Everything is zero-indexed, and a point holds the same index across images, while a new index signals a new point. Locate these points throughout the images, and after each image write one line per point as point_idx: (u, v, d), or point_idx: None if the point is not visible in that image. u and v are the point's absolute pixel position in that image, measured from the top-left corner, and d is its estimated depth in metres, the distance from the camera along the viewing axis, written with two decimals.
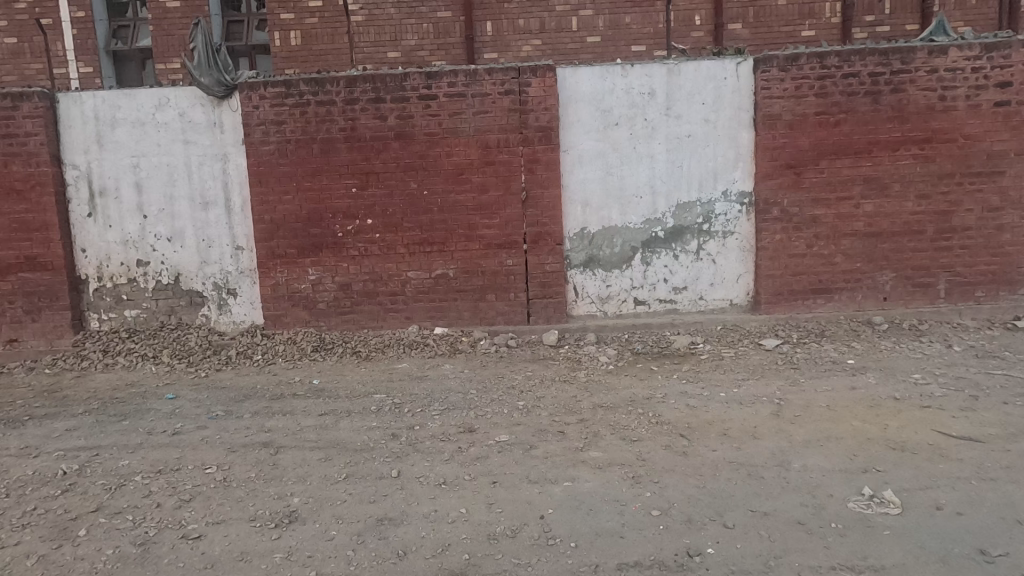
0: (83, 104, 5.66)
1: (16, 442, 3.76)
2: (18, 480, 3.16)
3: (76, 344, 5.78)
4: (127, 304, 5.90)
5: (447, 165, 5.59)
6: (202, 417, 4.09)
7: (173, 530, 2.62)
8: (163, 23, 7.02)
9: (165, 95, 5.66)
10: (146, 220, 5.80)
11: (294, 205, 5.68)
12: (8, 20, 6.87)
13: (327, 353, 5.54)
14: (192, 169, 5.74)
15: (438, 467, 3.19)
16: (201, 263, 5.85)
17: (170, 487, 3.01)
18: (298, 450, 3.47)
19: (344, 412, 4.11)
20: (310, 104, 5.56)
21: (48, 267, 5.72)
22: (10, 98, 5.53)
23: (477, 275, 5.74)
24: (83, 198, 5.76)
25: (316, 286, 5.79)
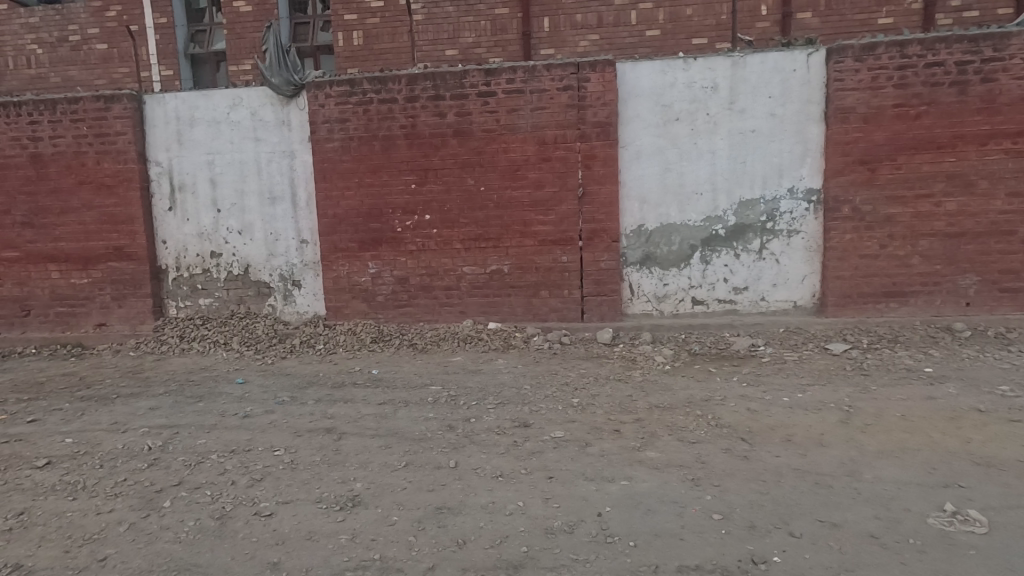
0: (166, 105, 6.04)
1: (106, 417, 4.07)
2: (110, 453, 3.42)
3: (156, 330, 6.19)
4: (202, 292, 6.26)
5: (504, 161, 5.63)
6: (269, 402, 4.31)
7: (247, 507, 2.77)
8: (236, 26, 7.38)
9: (239, 95, 5.97)
10: (220, 214, 6.13)
11: (356, 200, 5.87)
12: (99, 27, 7.40)
13: (384, 345, 5.71)
14: (262, 165, 6.03)
15: (495, 459, 3.23)
16: (269, 255, 6.14)
17: (243, 467, 3.19)
18: (360, 437, 3.59)
19: (401, 402, 4.22)
20: (373, 102, 5.72)
21: (133, 257, 6.14)
22: (103, 100, 5.96)
23: (531, 271, 5.76)
24: (164, 193, 6.15)
25: (375, 279, 5.97)
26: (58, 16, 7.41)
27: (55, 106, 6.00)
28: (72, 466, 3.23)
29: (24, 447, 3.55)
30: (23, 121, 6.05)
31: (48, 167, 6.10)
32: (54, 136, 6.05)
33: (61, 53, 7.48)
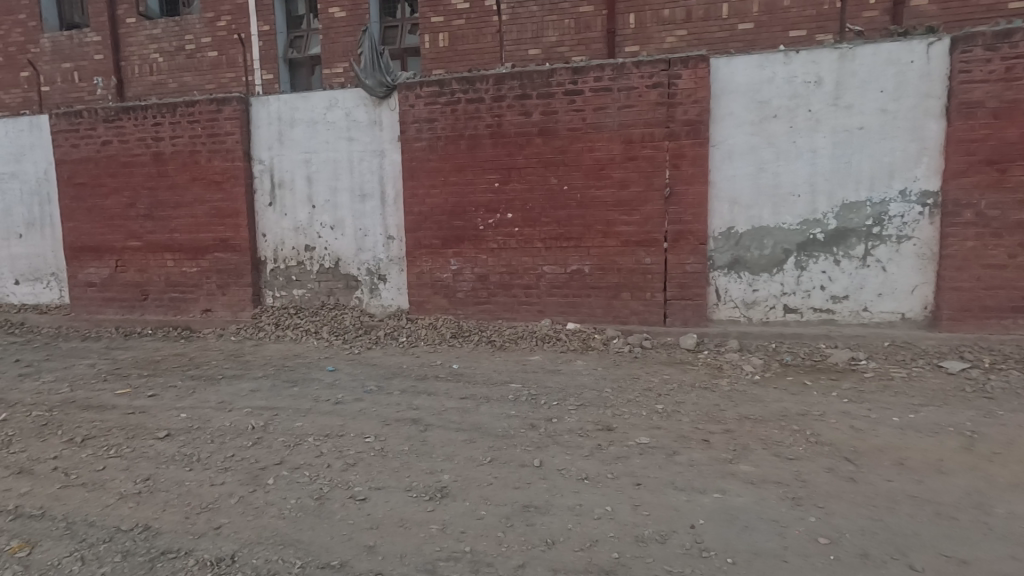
0: (269, 107, 6.45)
1: (214, 396, 4.40)
2: (219, 429, 3.68)
3: (255, 317, 6.63)
4: (296, 283, 6.64)
5: (589, 160, 5.56)
6: (358, 390, 4.49)
7: (342, 490, 2.89)
8: (331, 32, 7.75)
9: (335, 96, 6.27)
10: (314, 210, 6.47)
11: (441, 198, 6.00)
12: (211, 36, 8.01)
13: (464, 340, 5.81)
14: (354, 164, 6.30)
15: (579, 461, 3.19)
16: (357, 250, 6.41)
17: (337, 451, 3.34)
18: (444, 430, 3.67)
19: (482, 398, 4.27)
20: (461, 101, 5.83)
21: (236, 248, 6.60)
22: (215, 103, 6.45)
23: (613, 273, 5.66)
24: (265, 190, 6.58)
25: (456, 275, 6.08)
26: (176, 27, 8.11)
27: (175, 109, 6.57)
28: (187, 440, 3.51)
29: (146, 419, 3.89)
30: (147, 123, 6.66)
31: (168, 165, 6.68)
32: (173, 136, 6.61)
33: (178, 61, 8.16)
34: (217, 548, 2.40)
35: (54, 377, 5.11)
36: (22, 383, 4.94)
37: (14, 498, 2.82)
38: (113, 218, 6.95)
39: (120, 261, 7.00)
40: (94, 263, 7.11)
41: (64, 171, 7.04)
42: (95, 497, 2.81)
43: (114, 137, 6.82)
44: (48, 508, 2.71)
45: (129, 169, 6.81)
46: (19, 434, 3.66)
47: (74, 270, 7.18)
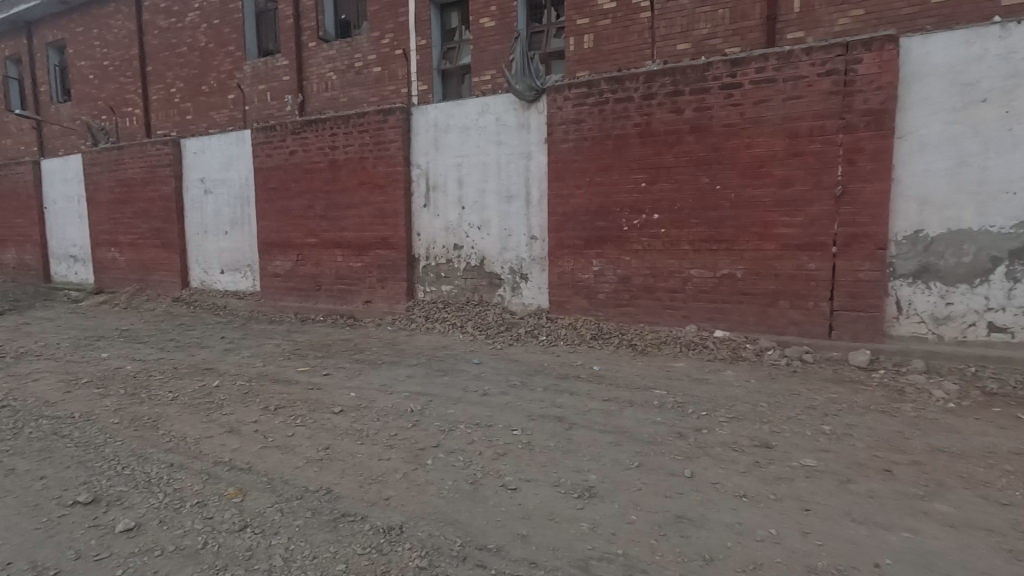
0: (427, 115, 6.95)
1: (376, 378, 4.86)
2: (382, 410, 4.04)
3: (408, 309, 7.18)
4: (444, 280, 7.07)
5: (746, 157, 5.19)
6: (502, 384, 4.65)
7: (494, 478, 3.01)
8: (481, 41, 8.13)
9: (487, 102, 6.56)
10: (464, 211, 6.84)
11: (585, 199, 6.01)
12: (377, 54, 8.83)
13: (604, 342, 5.77)
14: (502, 166, 6.55)
15: (735, 477, 3.00)
16: (502, 249, 6.66)
17: (487, 440, 3.50)
18: (588, 430, 3.66)
19: (626, 401, 4.19)
20: (609, 101, 5.78)
21: (394, 246, 7.20)
22: (382, 113, 7.10)
23: (769, 278, 5.23)
24: (421, 192, 7.09)
25: (598, 276, 6.04)
26: (348, 47, 9.05)
27: (348, 120, 7.34)
28: (357, 416, 3.91)
29: (322, 394, 4.40)
30: (326, 134, 7.54)
31: (341, 170, 7.49)
32: (346, 144, 7.40)
33: (349, 77, 9.11)
34: (387, 517, 2.62)
35: (250, 353, 5.99)
36: (228, 356, 5.86)
37: (228, 451, 3.34)
38: (296, 217, 7.96)
39: (300, 255, 8.00)
40: (279, 257, 8.21)
41: (260, 178, 8.23)
42: (287, 459, 3.23)
43: (299, 147, 7.81)
44: (253, 464, 3.17)
45: (310, 175, 7.76)
46: (228, 398, 4.34)
47: (264, 263, 8.36)
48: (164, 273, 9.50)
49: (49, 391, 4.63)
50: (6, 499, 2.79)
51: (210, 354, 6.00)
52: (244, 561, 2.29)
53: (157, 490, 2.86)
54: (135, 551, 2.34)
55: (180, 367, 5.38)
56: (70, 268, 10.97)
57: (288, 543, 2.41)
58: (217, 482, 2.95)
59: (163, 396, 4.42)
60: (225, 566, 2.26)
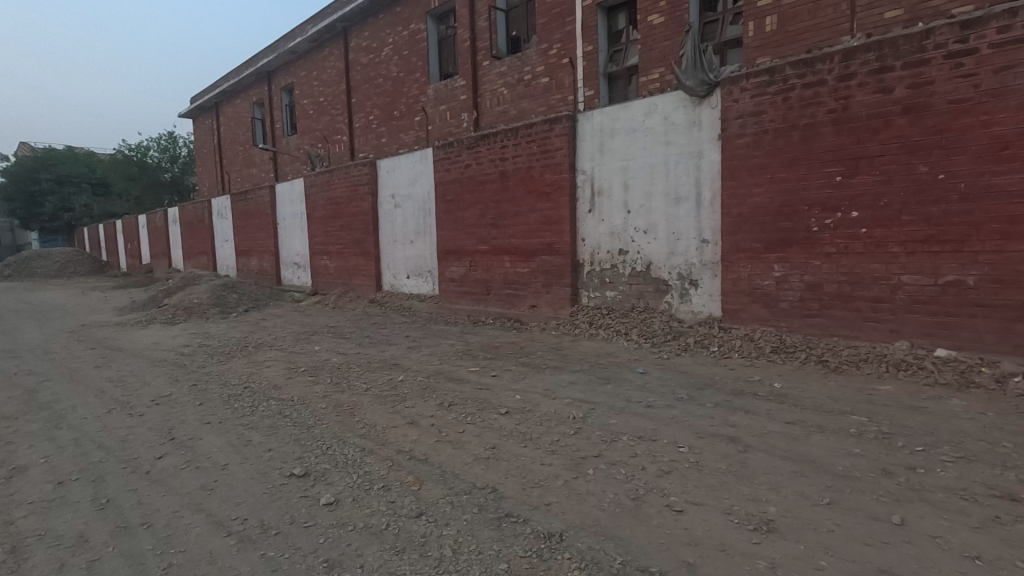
0: (593, 120, 6.93)
1: (540, 382, 4.96)
2: (545, 414, 4.11)
3: (572, 315, 7.23)
4: (609, 286, 6.97)
5: (981, 139, 4.24)
6: (669, 397, 4.42)
7: (658, 496, 2.87)
8: (649, 39, 7.88)
9: (654, 102, 6.34)
10: (629, 215, 6.68)
11: (765, 198, 5.45)
12: (545, 65, 9.08)
13: (787, 357, 5.17)
14: (670, 167, 6.26)
15: (965, 533, 2.44)
16: (669, 253, 6.36)
17: (651, 455, 3.35)
18: (767, 455, 3.30)
19: (814, 426, 3.70)
20: (796, 88, 5.18)
21: (559, 252, 7.32)
22: (549, 122, 7.28)
23: (1015, 287, 4.19)
24: (586, 197, 7.09)
25: (780, 283, 5.43)
26: (518, 62, 9.45)
27: (517, 132, 7.65)
28: (522, 418, 4.03)
29: (490, 395, 4.63)
30: (497, 146, 7.96)
31: (510, 180, 7.84)
32: (515, 155, 7.72)
33: (519, 91, 9.51)
34: (548, 524, 2.64)
35: (429, 352, 6.55)
36: (411, 353, 6.51)
37: (408, 442, 3.68)
38: (470, 226, 8.54)
39: (472, 262, 8.56)
40: (455, 263, 8.87)
41: (440, 191, 8.99)
42: (458, 454, 3.46)
43: (473, 161, 8.36)
44: (429, 455, 3.45)
45: (482, 186, 8.26)
46: (410, 392, 4.80)
47: (442, 268, 9.11)
48: (362, 277, 10.90)
49: (278, 376, 5.61)
50: (245, 465, 3.41)
51: (396, 350, 6.70)
52: (419, 547, 2.48)
53: (352, 471, 3.26)
54: (334, 524, 2.68)
55: (373, 361, 6.11)
56: (294, 273, 13.19)
57: (457, 535, 2.56)
58: (399, 469, 3.27)
59: (359, 387, 5.05)
60: (403, 548, 2.47)
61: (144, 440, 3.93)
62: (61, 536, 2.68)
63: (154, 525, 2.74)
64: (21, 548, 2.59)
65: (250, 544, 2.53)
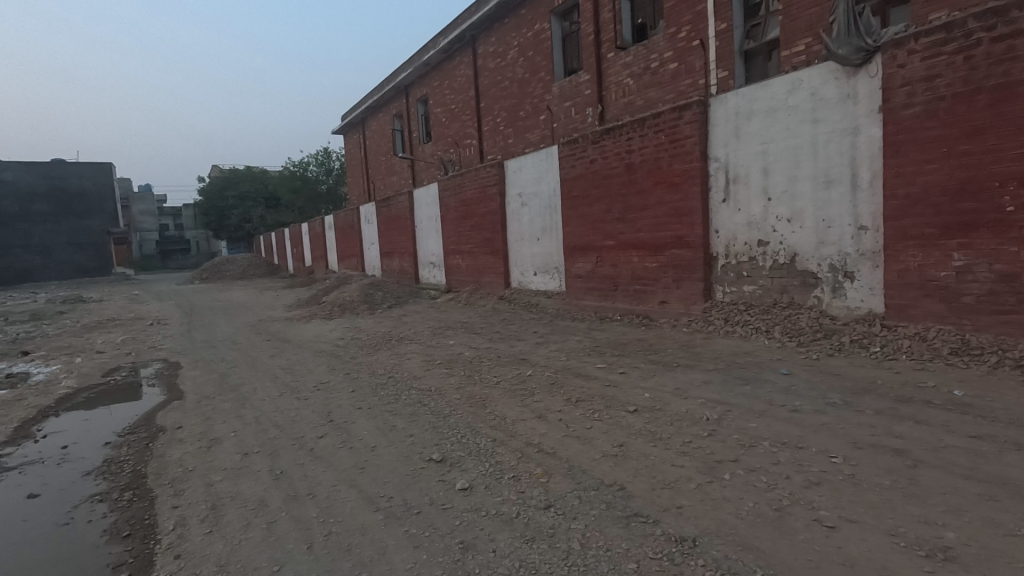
0: (727, 103, 6.49)
1: (671, 380, 4.78)
2: (676, 414, 3.95)
3: (705, 311, 6.86)
4: (747, 280, 6.49)
5: None
6: (818, 402, 4.00)
7: (804, 508, 2.63)
8: (792, 8, 7.17)
9: (799, 77, 5.77)
10: (770, 202, 6.16)
11: (940, 175, 4.70)
12: (673, 50, 8.68)
13: (971, 361, 4.42)
14: (819, 147, 5.65)
15: None
16: (819, 243, 5.74)
17: (797, 463, 3.06)
18: (944, 474, 2.85)
19: (1008, 443, 3.12)
20: (982, 43, 4.42)
21: (691, 245, 6.96)
22: (678, 109, 6.95)
23: None
24: (720, 186, 6.66)
25: (962, 273, 4.64)
26: (645, 49, 9.14)
27: (644, 122, 7.41)
28: (651, 417, 3.92)
29: (618, 392, 4.56)
30: (623, 139, 7.78)
31: (637, 173, 7.63)
32: (641, 146, 7.50)
33: (645, 80, 9.21)
34: (679, 527, 2.54)
35: (556, 348, 6.63)
36: (539, 348, 6.63)
37: (537, 435, 3.76)
38: (596, 222, 8.46)
39: (599, 257, 8.47)
40: (581, 259, 8.86)
41: (566, 188, 9.03)
42: (586, 450, 3.46)
43: (599, 155, 8.27)
44: (557, 449, 3.50)
45: (608, 180, 8.14)
46: (538, 387, 4.90)
47: (569, 265, 9.14)
48: (492, 275, 11.32)
49: (418, 367, 6.04)
50: (390, 448, 3.74)
51: (524, 346, 6.88)
52: (548, 537, 2.53)
53: (484, 459, 3.42)
54: (469, 508, 2.84)
55: (503, 356, 6.33)
56: (431, 272, 14.09)
57: (585, 530, 2.57)
58: (528, 461, 3.36)
59: (490, 380, 5.26)
60: (533, 537, 2.54)
61: (308, 421, 4.47)
62: (247, 499, 3.15)
63: (317, 496, 3.12)
64: (218, 506, 3.10)
65: (396, 520, 2.77)
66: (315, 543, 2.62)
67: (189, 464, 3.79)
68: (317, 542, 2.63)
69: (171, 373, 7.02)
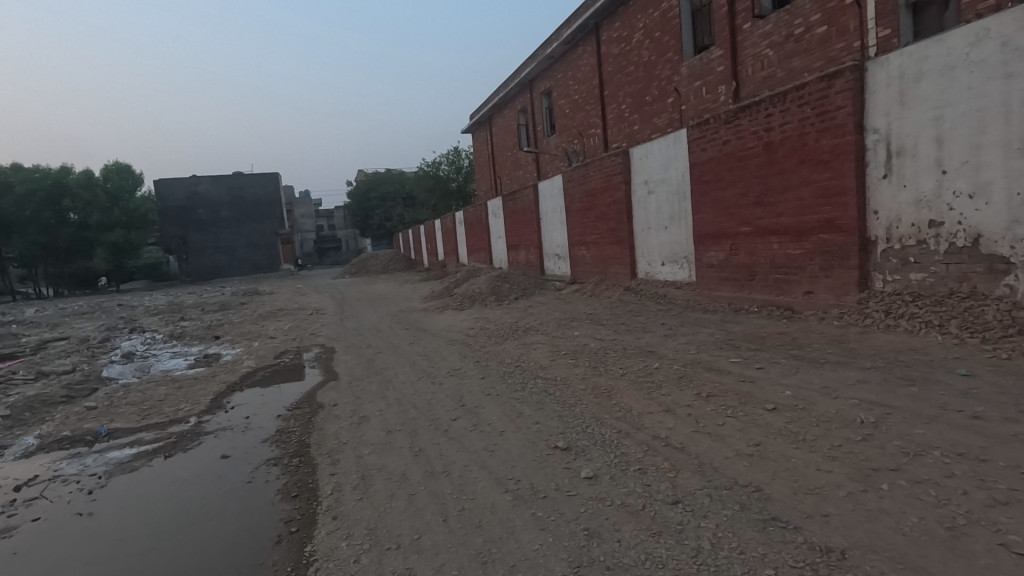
0: (889, 65, 5.69)
1: (818, 378, 4.35)
2: (823, 414, 3.60)
3: (861, 302, 6.12)
4: (914, 266, 5.67)
5: None
6: (1009, 408, 3.39)
7: (987, 530, 2.26)
8: None
9: (985, 26, 4.89)
10: (945, 176, 5.30)
11: None
12: (821, 12, 7.79)
13: None
14: (1013, 107, 4.74)
15: None
16: (1012, 222, 4.83)
17: (978, 478, 2.63)
18: None
19: None
20: None
21: (843, 229, 6.24)
22: (827, 78, 6.24)
23: None
24: (880, 161, 5.87)
25: None
26: (788, 16, 8.34)
27: (786, 96, 6.78)
28: (794, 417, 3.61)
29: (755, 388, 4.26)
30: (761, 116, 7.18)
31: (777, 152, 7.00)
32: (783, 122, 6.86)
33: (788, 49, 8.40)
34: (825, 537, 2.33)
35: (686, 340, 6.35)
36: (667, 341, 6.41)
37: (664, 429, 3.65)
38: (730, 207, 7.93)
39: (734, 245, 7.93)
40: (714, 247, 8.36)
41: (696, 172, 8.57)
42: (718, 447, 3.28)
43: (733, 135, 7.72)
44: (687, 445, 3.37)
45: (744, 162, 7.57)
46: (666, 380, 4.76)
47: (700, 254, 8.68)
48: (618, 266, 11.13)
49: (544, 357, 6.17)
50: (518, 434, 3.87)
51: (651, 338, 6.69)
52: (676, 533, 2.46)
53: (610, 450, 3.41)
54: (594, 497, 2.85)
55: (629, 348, 6.22)
56: (556, 264, 14.21)
57: (716, 529, 2.46)
58: (655, 455, 3.28)
59: (616, 372, 5.21)
60: (660, 532, 2.49)
61: (443, 404, 4.79)
62: (391, 471, 3.47)
63: (451, 474, 3.34)
64: (367, 476, 3.45)
65: (523, 502, 2.88)
66: (449, 517, 2.81)
67: (343, 437, 4.27)
68: (451, 516, 2.82)
69: (328, 357, 7.90)
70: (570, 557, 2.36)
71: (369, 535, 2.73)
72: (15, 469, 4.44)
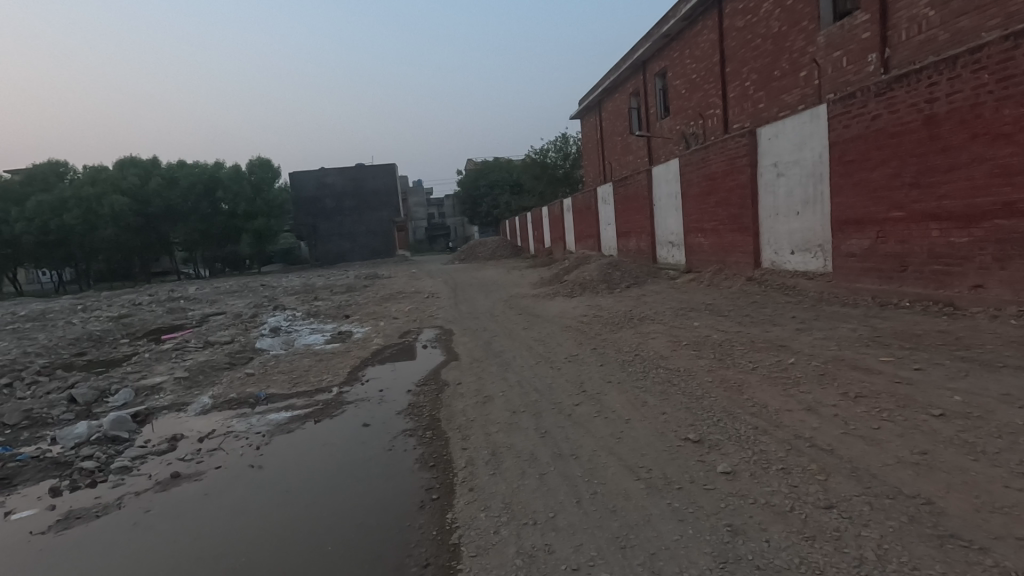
0: None
1: (995, 384, 3.80)
2: (1006, 425, 3.14)
3: None
4: None
5: None
6: None
7: None
8: None
9: None
10: None
11: None
12: None
13: None
14: None
15: None
16: None
17: None
18: None
19: None
20: None
21: None
22: (1012, 37, 5.37)
23: None
24: None
25: None
26: None
27: (955, 61, 5.93)
28: (967, 426, 3.19)
29: (914, 390, 3.83)
30: (922, 85, 6.35)
31: (942, 126, 6.16)
32: (951, 92, 6.02)
33: (955, 7, 7.33)
34: (1021, 562, 2.05)
35: (824, 335, 5.84)
36: (800, 335, 5.96)
37: (807, 429, 3.40)
38: (878, 189, 7.13)
39: (881, 232, 7.13)
40: (856, 235, 7.57)
41: (837, 151, 7.80)
42: (875, 453, 3.00)
43: (885, 109, 6.91)
44: (836, 447, 3.11)
45: (898, 138, 6.75)
46: (804, 376, 4.42)
47: (839, 242, 7.92)
48: (740, 254, 10.49)
49: (664, 347, 6.00)
50: (644, 423, 3.81)
51: (782, 331, 6.26)
52: (832, 539, 2.30)
53: (747, 446, 3.25)
54: (734, 493, 2.74)
55: (757, 341, 5.86)
56: (670, 252, 13.69)
57: (881, 540, 2.26)
58: (800, 455, 3.07)
59: (745, 365, 4.93)
60: (813, 536, 2.34)
61: (564, 389, 4.84)
62: (520, 451, 3.58)
63: (580, 458, 3.36)
64: (497, 453, 3.59)
65: (657, 492, 2.84)
66: (583, 499, 2.85)
67: (470, 414, 4.47)
68: (585, 499, 2.86)
69: (447, 338, 8.29)
70: (713, 552, 2.30)
71: (506, 509, 2.85)
72: (196, 423, 5.17)
